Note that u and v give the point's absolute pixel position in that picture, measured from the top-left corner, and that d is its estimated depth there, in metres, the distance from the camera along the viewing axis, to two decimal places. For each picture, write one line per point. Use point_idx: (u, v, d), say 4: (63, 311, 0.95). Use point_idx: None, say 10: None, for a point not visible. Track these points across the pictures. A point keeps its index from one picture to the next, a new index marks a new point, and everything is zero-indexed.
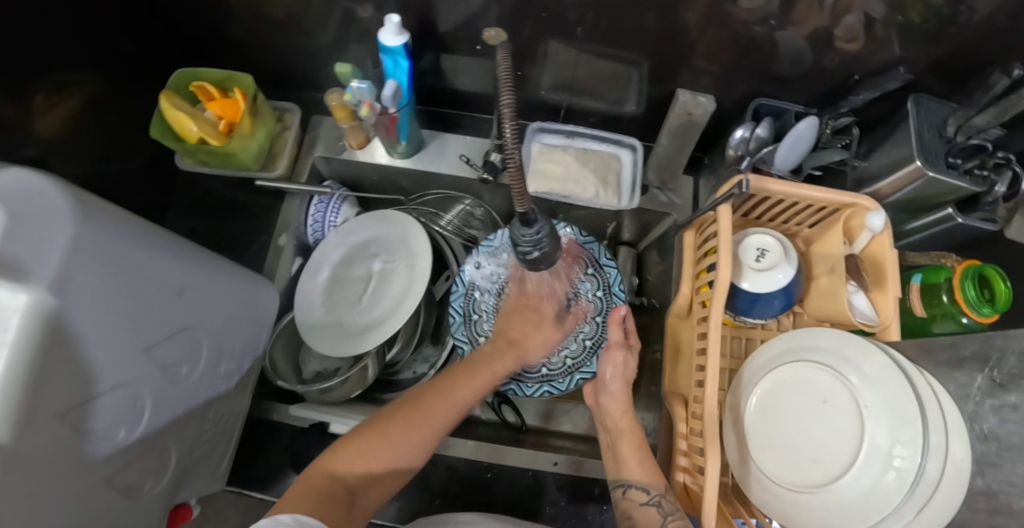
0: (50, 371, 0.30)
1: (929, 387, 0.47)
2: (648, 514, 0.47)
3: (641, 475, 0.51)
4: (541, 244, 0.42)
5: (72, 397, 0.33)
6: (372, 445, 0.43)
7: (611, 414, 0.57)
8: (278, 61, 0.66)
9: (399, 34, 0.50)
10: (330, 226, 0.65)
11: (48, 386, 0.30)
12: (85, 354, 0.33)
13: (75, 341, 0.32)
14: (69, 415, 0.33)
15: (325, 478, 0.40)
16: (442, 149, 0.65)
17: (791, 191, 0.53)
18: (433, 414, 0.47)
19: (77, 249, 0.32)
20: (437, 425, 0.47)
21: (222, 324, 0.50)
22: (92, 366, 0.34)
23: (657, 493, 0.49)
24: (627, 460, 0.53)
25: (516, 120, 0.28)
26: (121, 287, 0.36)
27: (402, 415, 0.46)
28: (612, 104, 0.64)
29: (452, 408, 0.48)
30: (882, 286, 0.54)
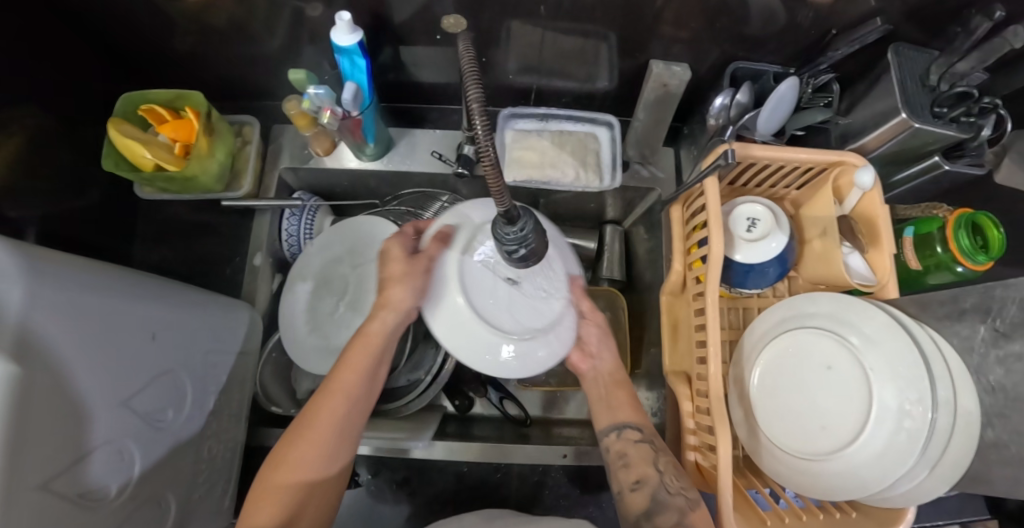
0: (27, 443, 0.29)
1: (932, 341, 0.47)
2: (638, 489, 0.44)
3: (632, 417, 0.50)
4: (525, 240, 0.42)
5: (50, 466, 0.31)
6: (288, 476, 0.40)
7: (601, 374, 0.52)
8: (227, 71, 0.62)
9: (353, 32, 0.47)
10: (306, 239, 0.62)
11: (26, 460, 0.28)
12: (60, 420, 0.32)
13: (47, 409, 0.30)
14: (54, 484, 0.32)
15: None
16: (412, 148, 0.62)
17: (777, 155, 0.51)
18: (325, 422, 0.42)
19: (36, 312, 0.30)
20: (342, 416, 0.42)
21: (203, 360, 0.48)
22: (69, 431, 0.33)
23: (647, 432, 0.48)
24: (618, 409, 0.50)
25: (485, 107, 0.24)
26: (88, 342, 0.35)
27: (292, 437, 0.41)
28: (583, 82, 0.62)
29: (334, 415, 0.42)
30: (877, 243, 0.52)
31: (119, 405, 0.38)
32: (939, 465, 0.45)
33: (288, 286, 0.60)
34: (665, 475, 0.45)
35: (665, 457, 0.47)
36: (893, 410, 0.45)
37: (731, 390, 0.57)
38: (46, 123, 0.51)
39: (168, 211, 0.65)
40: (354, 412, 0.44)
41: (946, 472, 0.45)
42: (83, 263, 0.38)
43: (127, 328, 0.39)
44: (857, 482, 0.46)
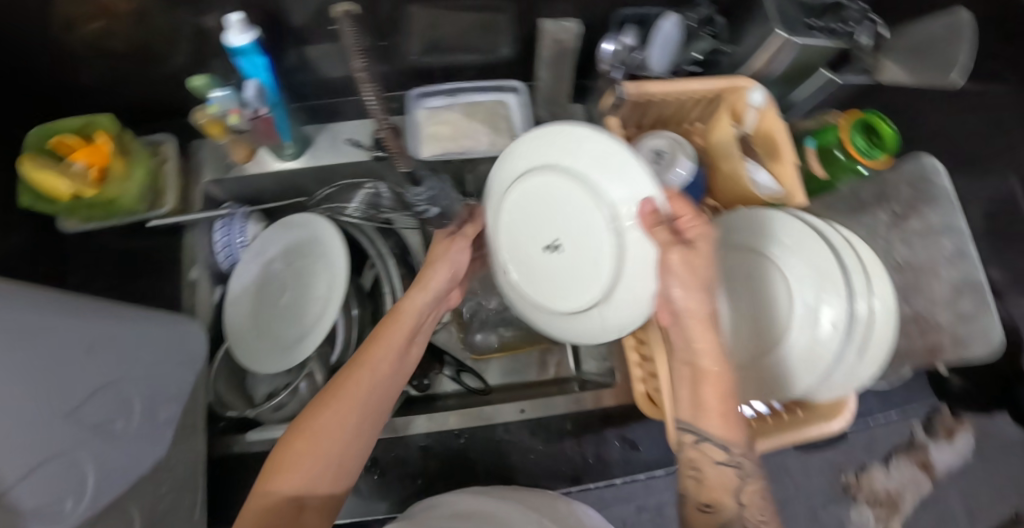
0: None
1: (841, 235, 0.49)
2: (726, 476, 0.37)
3: (720, 425, 0.37)
4: (435, 200, 0.47)
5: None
6: (305, 449, 0.39)
7: (691, 331, 0.36)
8: (133, 95, 0.62)
9: (245, 32, 0.48)
10: (240, 247, 0.62)
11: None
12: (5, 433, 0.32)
13: None
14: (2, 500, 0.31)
15: (276, 499, 0.37)
16: (332, 142, 0.63)
17: (670, 88, 0.54)
18: (367, 379, 0.42)
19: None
20: (376, 381, 0.43)
21: (148, 371, 0.49)
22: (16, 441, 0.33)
23: (740, 450, 0.37)
24: (708, 408, 0.37)
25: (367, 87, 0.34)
26: (19, 356, 0.34)
27: (319, 404, 0.40)
28: (487, 53, 0.63)
29: (371, 376, 0.42)
30: (776, 156, 0.55)
31: (64, 418, 0.38)
32: (868, 351, 0.47)
33: (228, 296, 0.60)
34: (747, 508, 0.37)
35: (749, 484, 0.37)
36: (814, 306, 0.47)
37: None
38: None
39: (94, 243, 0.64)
40: (387, 383, 0.44)
41: (876, 356, 0.46)
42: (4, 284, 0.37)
43: (58, 343, 0.39)
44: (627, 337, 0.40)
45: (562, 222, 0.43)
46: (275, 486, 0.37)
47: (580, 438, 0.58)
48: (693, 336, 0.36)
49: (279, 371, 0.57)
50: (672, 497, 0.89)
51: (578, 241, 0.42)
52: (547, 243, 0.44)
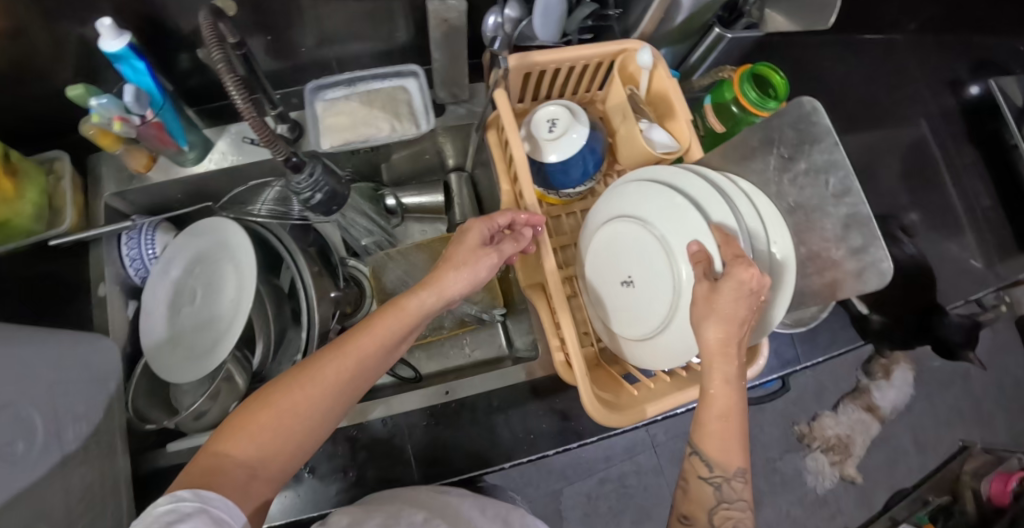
0: None
1: (739, 191, 0.51)
2: (702, 491, 0.40)
3: (708, 445, 0.39)
4: (319, 185, 0.47)
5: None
6: (271, 420, 0.35)
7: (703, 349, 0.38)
8: (15, 113, 0.59)
9: (119, 36, 0.47)
10: (150, 259, 0.61)
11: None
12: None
13: None
14: None
15: (213, 459, 0.33)
16: (234, 143, 0.62)
17: (556, 57, 0.54)
18: (346, 366, 0.39)
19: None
20: (351, 378, 0.39)
21: (48, 391, 0.48)
22: None
23: (721, 474, 0.39)
24: (709, 428, 0.39)
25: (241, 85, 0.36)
26: None
27: (295, 377, 0.37)
28: (383, 39, 0.63)
29: (352, 362, 0.39)
30: (672, 115, 0.56)
31: None
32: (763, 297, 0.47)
33: (143, 311, 0.59)
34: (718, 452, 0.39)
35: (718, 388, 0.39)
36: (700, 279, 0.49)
37: (582, 291, 0.59)
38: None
39: None
40: (370, 372, 0.41)
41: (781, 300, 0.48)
42: None
43: None
44: (671, 362, 0.49)
45: (638, 262, 0.50)
46: (224, 448, 0.33)
47: (510, 413, 0.59)
48: (711, 370, 0.38)
49: (193, 378, 0.56)
50: (630, 466, 0.90)
51: (651, 287, 0.49)
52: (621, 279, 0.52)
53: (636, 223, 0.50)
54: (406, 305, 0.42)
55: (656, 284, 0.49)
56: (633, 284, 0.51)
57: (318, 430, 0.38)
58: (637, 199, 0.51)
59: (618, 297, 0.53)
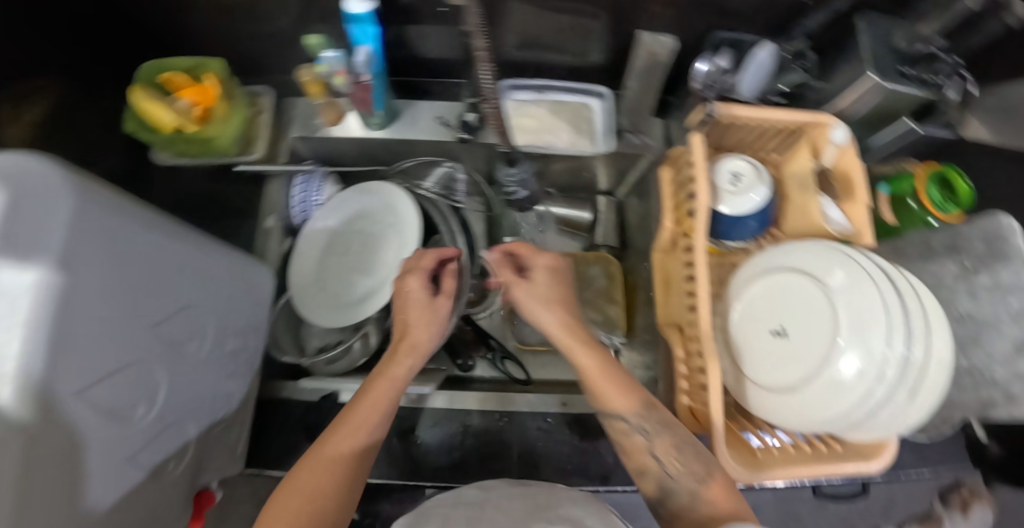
0: (67, 343, 0.31)
1: (909, 283, 0.50)
2: (642, 458, 0.44)
3: (625, 404, 0.45)
4: None
5: (87, 377, 0.33)
6: (310, 478, 0.36)
7: (546, 325, 0.49)
8: (237, 46, 0.65)
9: (365, 0, 0.50)
10: (315, 205, 0.65)
11: (64, 364, 0.31)
12: (99, 334, 0.34)
13: (88, 316, 0.33)
14: (89, 392, 0.34)
15: None
16: (417, 117, 0.65)
17: (756, 115, 0.55)
18: (349, 442, 0.38)
19: (90, 212, 0.32)
20: (357, 451, 0.39)
21: (224, 298, 0.51)
22: (107, 342, 0.35)
23: (641, 426, 0.44)
24: (610, 393, 0.45)
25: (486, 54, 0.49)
26: (119, 263, 0.36)
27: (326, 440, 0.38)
28: (577, 56, 0.66)
29: (355, 438, 0.39)
30: (851, 195, 0.56)
31: (146, 329, 0.40)
32: (919, 395, 0.47)
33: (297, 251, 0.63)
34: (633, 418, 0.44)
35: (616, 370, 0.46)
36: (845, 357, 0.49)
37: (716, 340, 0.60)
38: (51, 89, 0.53)
39: (176, 180, 0.66)
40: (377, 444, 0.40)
41: (930, 402, 0.47)
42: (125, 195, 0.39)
43: (158, 261, 0.41)
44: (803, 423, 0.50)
45: (796, 316, 0.53)
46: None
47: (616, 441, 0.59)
48: (578, 353, 0.47)
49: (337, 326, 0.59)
50: None
51: (808, 341, 0.51)
52: (774, 328, 0.54)
53: (808, 279, 0.53)
54: (414, 342, 0.46)
55: (814, 341, 0.51)
56: (787, 336, 0.53)
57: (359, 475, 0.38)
58: (806, 259, 0.54)
59: (762, 347, 0.54)
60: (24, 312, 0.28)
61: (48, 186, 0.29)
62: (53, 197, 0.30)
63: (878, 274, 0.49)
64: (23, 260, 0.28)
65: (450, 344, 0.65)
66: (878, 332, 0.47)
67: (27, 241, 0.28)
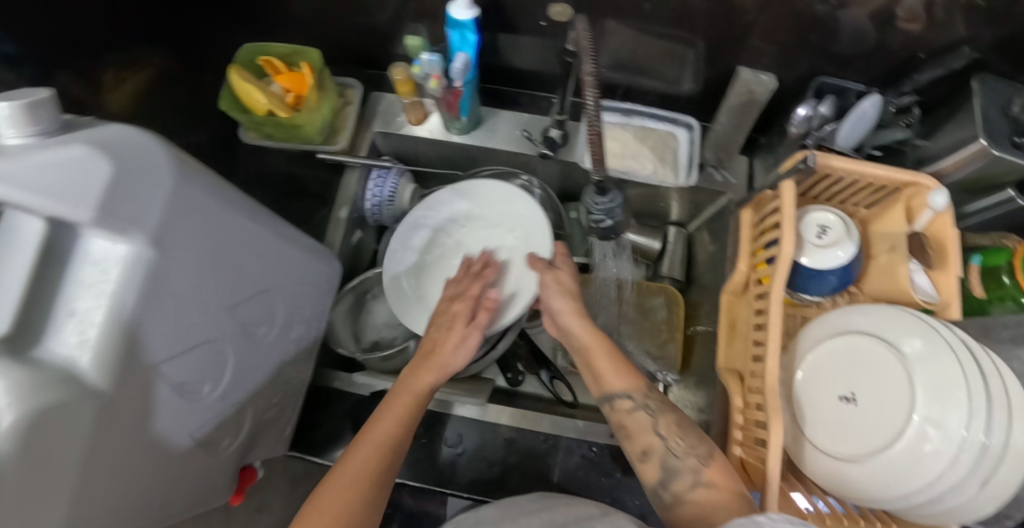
0: (141, 318, 0.32)
1: (994, 365, 0.48)
2: (639, 421, 0.45)
3: (622, 383, 0.47)
4: (613, 212, 0.46)
5: (166, 349, 0.36)
6: (349, 482, 0.38)
7: (575, 333, 0.52)
8: (337, 36, 0.66)
9: (469, 8, 0.51)
10: (387, 200, 0.66)
11: (144, 335, 0.33)
12: (182, 309, 0.36)
13: (166, 295, 0.34)
14: (162, 366, 0.36)
15: None
16: (498, 126, 0.65)
17: (854, 169, 0.54)
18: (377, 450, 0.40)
19: (186, 191, 0.35)
20: (385, 456, 0.40)
21: (298, 287, 0.52)
22: (183, 319, 0.37)
23: (641, 396, 0.46)
24: (603, 370, 0.49)
25: (596, 87, 0.40)
26: (202, 243, 0.38)
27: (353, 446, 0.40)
28: (669, 83, 0.65)
29: (370, 452, 0.40)
30: (943, 265, 0.54)
31: (223, 310, 0.42)
32: (989, 480, 0.46)
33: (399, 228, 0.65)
34: (669, 440, 0.43)
35: (664, 420, 0.44)
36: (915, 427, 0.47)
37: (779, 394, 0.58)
38: (161, 60, 0.56)
39: (264, 159, 0.69)
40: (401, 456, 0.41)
41: (1005, 487, 0.46)
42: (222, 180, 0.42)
43: (237, 244, 0.42)
44: (869, 491, 0.49)
45: (869, 382, 0.51)
46: None
47: None
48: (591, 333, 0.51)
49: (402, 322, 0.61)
50: None
51: (880, 411, 0.50)
52: (841, 393, 0.52)
53: (883, 346, 0.51)
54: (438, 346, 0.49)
55: (887, 412, 0.49)
56: (857, 403, 0.51)
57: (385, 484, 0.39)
58: (885, 326, 0.53)
59: (832, 412, 0.52)
60: (111, 284, 0.30)
61: (151, 165, 0.32)
62: (153, 177, 0.32)
63: (960, 351, 0.47)
64: (120, 235, 0.30)
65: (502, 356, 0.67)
66: (956, 412, 0.46)
67: (129, 214, 0.30)
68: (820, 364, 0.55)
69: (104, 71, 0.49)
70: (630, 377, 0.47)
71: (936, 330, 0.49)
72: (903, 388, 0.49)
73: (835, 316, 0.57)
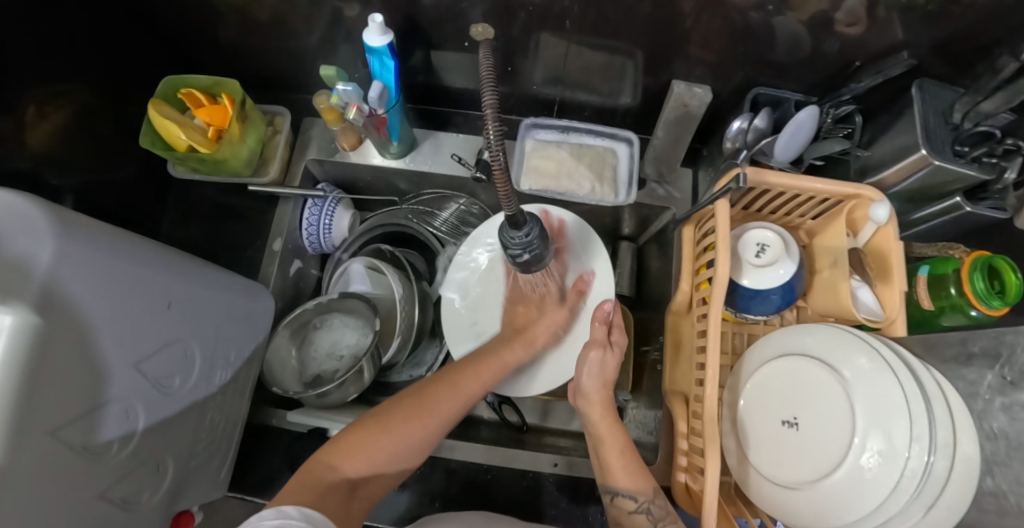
0: (42, 387, 0.30)
1: (936, 382, 0.46)
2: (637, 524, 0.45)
3: (628, 481, 0.48)
4: (531, 246, 0.42)
5: (64, 414, 0.33)
6: (381, 439, 0.42)
7: (591, 419, 0.52)
8: (263, 61, 0.64)
9: (383, 33, 0.49)
10: (324, 230, 0.65)
11: (39, 405, 0.30)
12: (81, 367, 0.34)
13: (65, 358, 0.32)
14: (64, 432, 0.33)
15: (325, 468, 0.40)
16: (436, 149, 0.65)
17: (791, 183, 0.51)
18: (432, 416, 0.45)
19: (70, 250, 0.33)
20: (431, 425, 0.45)
21: (215, 332, 0.51)
22: (85, 381, 0.35)
23: (645, 499, 0.46)
24: (612, 467, 0.49)
25: (500, 119, 0.26)
26: (104, 300, 0.36)
27: (406, 407, 0.45)
28: (607, 96, 0.63)
29: (431, 420, 0.45)
30: (887, 279, 0.52)
31: (129, 367, 0.40)
32: (934, 510, 0.43)
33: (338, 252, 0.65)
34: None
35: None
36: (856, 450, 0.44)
37: (726, 417, 0.57)
38: (86, 93, 0.52)
39: (199, 191, 0.67)
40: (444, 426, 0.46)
41: (951, 514, 0.43)
42: (115, 232, 0.40)
43: (145, 297, 0.41)
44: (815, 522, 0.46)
45: (811, 406, 0.49)
46: (334, 459, 0.41)
47: (606, 507, 0.57)
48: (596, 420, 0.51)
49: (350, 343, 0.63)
50: None
51: (820, 436, 0.48)
52: (785, 417, 0.51)
53: (822, 367, 0.50)
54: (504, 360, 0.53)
55: (828, 437, 0.47)
56: (799, 428, 0.49)
57: (411, 457, 0.44)
58: (826, 347, 0.51)
59: (777, 438, 0.51)
60: None
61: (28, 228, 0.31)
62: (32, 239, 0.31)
63: (900, 370, 0.45)
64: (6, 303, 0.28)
65: None
66: (894, 436, 0.43)
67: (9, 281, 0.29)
68: (764, 387, 0.54)
69: (24, 108, 0.44)
70: (636, 478, 0.48)
71: (876, 349, 0.47)
72: (842, 411, 0.47)
73: (774, 338, 0.56)
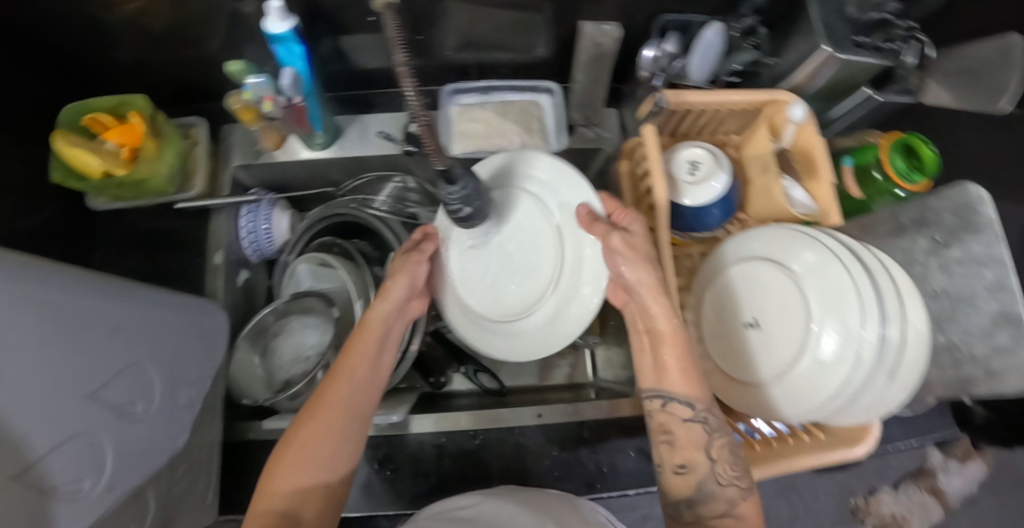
0: None
1: (878, 260, 0.46)
2: (691, 431, 0.43)
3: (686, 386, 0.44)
4: (469, 199, 0.44)
5: (13, 457, 0.31)
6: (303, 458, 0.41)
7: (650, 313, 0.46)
8: (164, 73, 0.61)
9: (284, 19, 0.47)
10: (264, 235, 0.64)
11: None
12: (23, 403, 0.32)
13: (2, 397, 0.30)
14: (18, 475, 0.31)
15: (274, 498, 0.39)
16: (363, 131, 0.64)
17: (710, 98, 0.53)
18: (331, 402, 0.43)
19: None
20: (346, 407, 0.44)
21: (170, 354, 0.49)
22: (31, 418, 0.33)
23: (704, 407, 0.43)
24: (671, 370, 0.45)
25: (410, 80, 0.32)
26: (40, 333, 0.34)
27: (305, 417, 0.43)
28: (523, 52, 0.63)
29: (328, 422, 0.43)
30: (815, 174, 0.54)
31: (84, 398, 0.38)
32: (897, 376, 0.45)
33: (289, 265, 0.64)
34: (717, 462, 0.43)
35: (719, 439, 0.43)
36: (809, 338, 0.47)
37: (693, 336, 0.58)
38: None
39: (125, 221, 0.64)
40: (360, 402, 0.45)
41: (914, 377, 0.44)
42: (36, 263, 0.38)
43: (87, 325, 0.39)
44: (791, 414, 0.49)
45: (768, 308, 0.52)
46: (272, 486, 0.40)
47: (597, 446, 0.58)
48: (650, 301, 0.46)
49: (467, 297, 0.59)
50: None
51: (781, 330, 0.50)
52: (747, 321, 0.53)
53: (774, 266, 0.51)
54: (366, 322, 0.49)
55: (789, 335, 0.49)
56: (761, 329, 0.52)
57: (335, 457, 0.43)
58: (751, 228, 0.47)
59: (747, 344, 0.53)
60: None
61: None
62: None
63: (842, 255, 0.46)
64: None
65: (422, 363, 0.64)
66: (847, 317, 0.45)
67: None
68: (726, 299, 0.56)
69: None
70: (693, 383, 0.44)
71: (818, 239, 0.49)
72: (798, 305, 0.49)
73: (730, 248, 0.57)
